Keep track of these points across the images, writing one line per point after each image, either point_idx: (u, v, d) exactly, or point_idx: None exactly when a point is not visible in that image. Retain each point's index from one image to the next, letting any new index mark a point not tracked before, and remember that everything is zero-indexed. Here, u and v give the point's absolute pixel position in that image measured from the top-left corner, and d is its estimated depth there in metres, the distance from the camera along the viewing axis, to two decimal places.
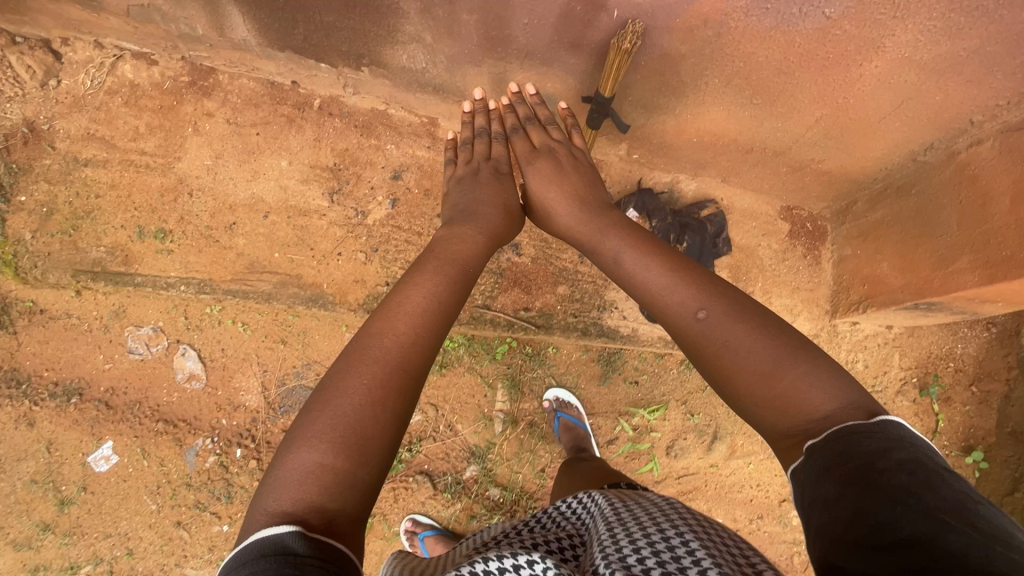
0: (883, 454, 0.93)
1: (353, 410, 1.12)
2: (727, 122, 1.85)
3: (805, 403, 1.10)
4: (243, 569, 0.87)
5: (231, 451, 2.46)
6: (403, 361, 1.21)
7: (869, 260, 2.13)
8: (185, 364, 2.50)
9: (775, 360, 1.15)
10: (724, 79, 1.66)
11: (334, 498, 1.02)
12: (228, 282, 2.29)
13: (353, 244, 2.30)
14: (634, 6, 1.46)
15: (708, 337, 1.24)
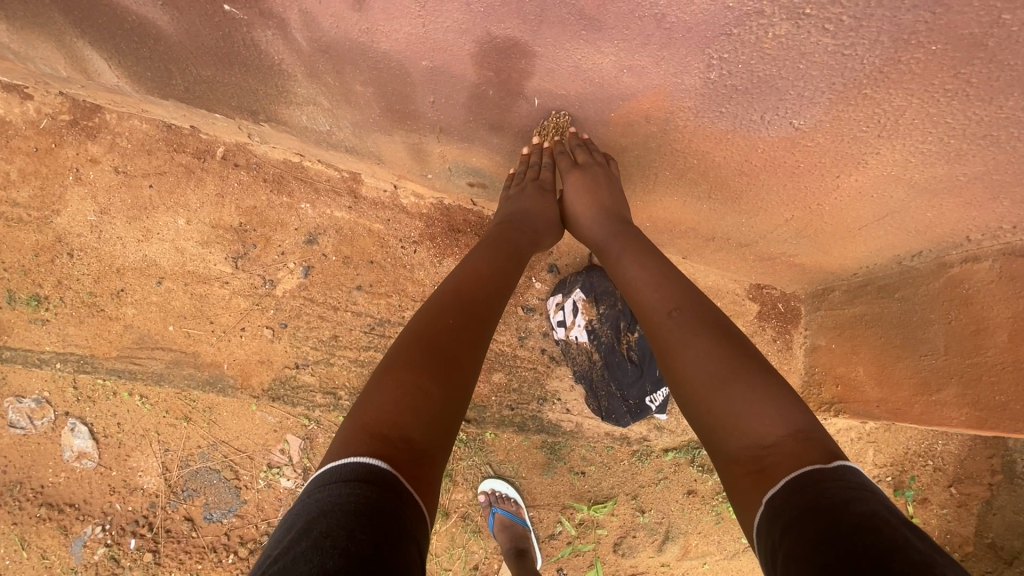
0: (842, 512, 0.69)
1: (438, 337, 1.06)
2: (683, 211, 1.55)
3: (751, 431, 0.88)
4: (342, 484, 0.80)
5: (124, 541, 2.20)
6: (481, 306, 1.16)
7: (843, 358, 1.87)
8: (74, 441, 2.18)
9: (729, 369, 0.95)
10: (677, 173, 1.36)
11: (419, 427, 0.91)
12: (112, 358, 2.03)
13: (259, 318, 2.01)
14: (557, 97, 1.16)
15: (668, 338, 1.05)
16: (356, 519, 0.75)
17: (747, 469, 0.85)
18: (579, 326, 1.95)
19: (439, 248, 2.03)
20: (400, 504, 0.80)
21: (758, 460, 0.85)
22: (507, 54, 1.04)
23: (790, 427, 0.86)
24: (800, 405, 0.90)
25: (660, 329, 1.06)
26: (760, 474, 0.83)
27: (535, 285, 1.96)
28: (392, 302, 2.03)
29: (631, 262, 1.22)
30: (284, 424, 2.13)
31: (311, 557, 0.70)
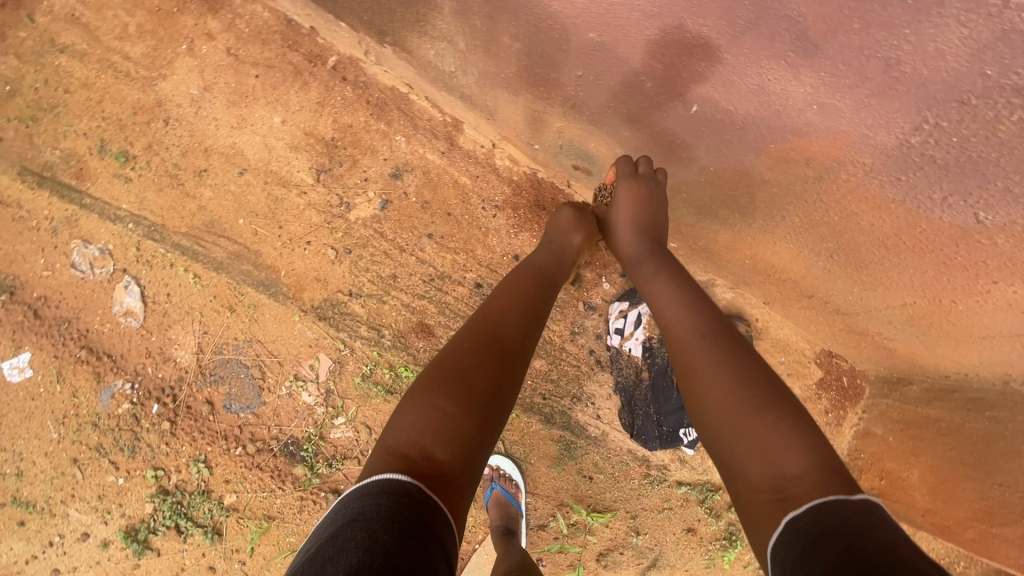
0: (864, 538, 0.70)
1: (464, 361, 1.13)
2: (793, 260, 1.45)
3: (774, 460, 0.87)
4: (366, 499, 0.89)
5: (147, 405, 2.26)
6: (506, 335, 1.22)
7: (897, 455, 1.77)
8: (125, 297, 2.27)
9: (755, 402, 0.94)
10: (805, 224, 1.30)
11: (442, 445, 0.99)
12: (180, 234, 2.04)
13: (326, 237, 2.00)
14: (717, 109, 1.15)
15: (702, 357, 1.05)
16: (381, 521, 0.83)
17: (767, 496, 0.85)
18: (636, 338, 1.89)
19: (520, 219, 1.96)
20: (417, 509, 0.87)
21: (781, 487, 0.84)
22: (689, 52, 1.09)
23: (817, 465, 0.84)
24: (826, 445, 0.89)
25: (693, 351, 1.08)
26: (783, 502, 0.82)
27: (603, 285, 1.95)
28: (457, 260, 1.98)
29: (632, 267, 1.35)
30: (321, 342, 2.20)
31: (339, 558, 0.78)
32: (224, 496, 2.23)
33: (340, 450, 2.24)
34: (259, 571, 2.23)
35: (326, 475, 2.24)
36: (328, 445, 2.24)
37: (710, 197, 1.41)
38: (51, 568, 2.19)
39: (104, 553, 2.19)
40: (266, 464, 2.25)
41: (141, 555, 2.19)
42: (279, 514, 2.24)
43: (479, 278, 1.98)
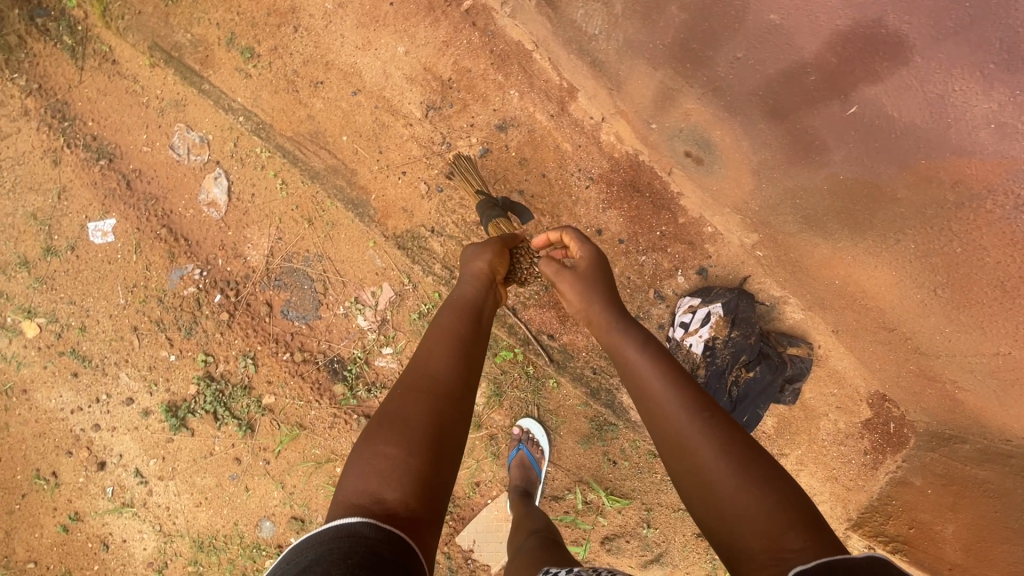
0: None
1: (396, 409, 1.03)
2: (891, 288, 1.78)
3: (772, 536, 0.84)
4: (312, 551, 0.85)
5: (210, 293, 2.34)
6: (441, 370, 1.09)
7: (933, 506, 1.81)
8: (213, 188, 2.36)
9: (741, 482, 0.91)
10: (919, 251, 1.74)
11: (391, 488, 0.93)
12: (285, 138, 2.12)
13: (421, 171, 2.06)
14: (875, 104, 1.72)
15: (687, 444, 0.97)
16: (333, 559, 0.82)
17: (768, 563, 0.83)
18: (700, 335, 1.88)
19: (612, 195, 1.97)
20: (369, 544, 0.85)
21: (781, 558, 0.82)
22: (887, 53, 1.69)
23: (815, 539, 0.83)
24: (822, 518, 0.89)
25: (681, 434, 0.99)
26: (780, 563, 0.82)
27: (677, 278, 1.96)
28: (541, 222, 2.01)
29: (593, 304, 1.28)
30: (387, 272, 2.26)
31: None
32: (264, 395, 2.31)
33: (381, 379, 2.31)
34: (279, 473, 2.29)
35: (363, 399, 2.30)
36: (371, 371, 2.31)
37: (830, 207, 1.79)
38: (92, 423, 2.28)
39: (144, 421, 2.28)
40: (308, 375, 2.31)
41: (177, 431, 2.28)
42: (310, 424, 2.30)
43: None
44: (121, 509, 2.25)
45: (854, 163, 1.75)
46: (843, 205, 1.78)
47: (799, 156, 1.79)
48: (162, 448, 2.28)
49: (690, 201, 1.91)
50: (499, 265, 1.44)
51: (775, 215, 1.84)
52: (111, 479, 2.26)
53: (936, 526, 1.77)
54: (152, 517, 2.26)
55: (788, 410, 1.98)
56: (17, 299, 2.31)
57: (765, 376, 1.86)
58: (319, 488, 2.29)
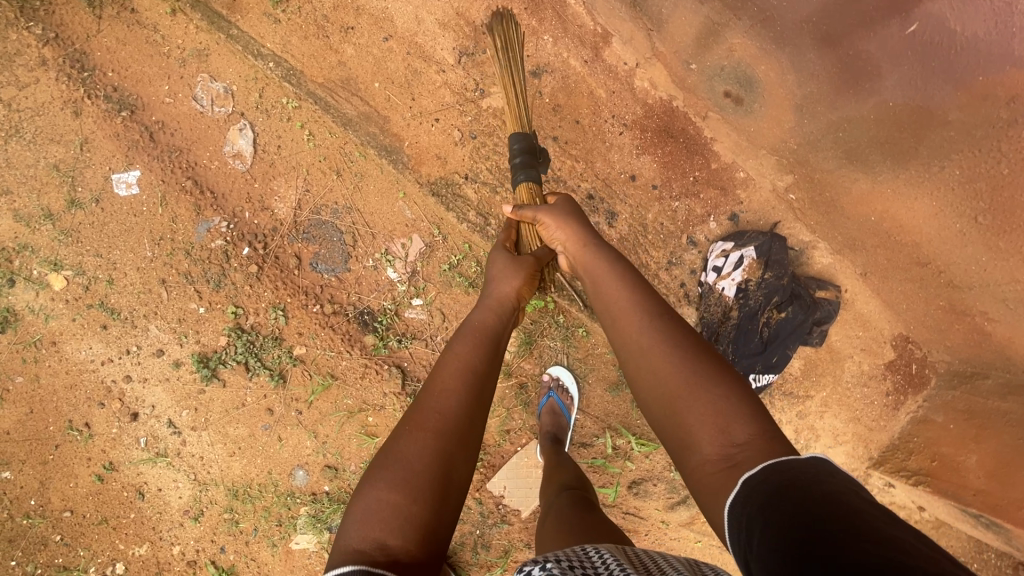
0: (812, 483, 0.80)
1: (400, 448, 1.08)
2: (928, 217, 1.79)
3: (723, 429, 0.98)
4: None
5: (239, 246, 2.33)
6: (450, 407, 1.13)
7: (956, 440, 1.87)
8: (238, 139, 2.34)
9: (698, 385, 1.04)
10: (964, 176, 1.70)
11: (395, 534, 0.98)
12: (316, 84, 2.19)
13: (454, 118, 2.17)
14: (934, 21, 1.60)
15: (654, 351, 1.12)
16: None
17: (717, 464, 0.96)
18: (733, 279, 1.97)
19: (646, 141, 2.00)
20: None
21: (728, 455, 0.95)
22: None
23: (758, 432, 0.97)
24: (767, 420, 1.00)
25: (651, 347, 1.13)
26: (731, 470, 0.93)
27: (710, 224, 2.03)
28: (575, 168, 1.98)
29: (567, 235, 1.43)
30: (417, 224, 2.26)
31: None
32: (294, 346, 2.33)
33: (412, 330, 2.33)
34: (312, 423, 2.32)
35: (394, 350, 2.33)
36: (401, 323, 2.33)
37: (876, 137, 1.78)
38: (123, 374, 2.29)
39: (175, 372, 2.30)
40: (338, 326, 2.33)
41: (208, 382, 2.29)
42: (342, 375, 2.33)
43: (592, 189, 2.00)
44: (156, 459, 2.27)
45: (907, 89, 1.69)
46: (887, 137, 1.77)
47: (849, 86, 1.77)
48: (194, 399, 2.29)
49: (725, 145, 1.98)
50: (526, 292, 1.48)
51: (815, 152, 1.89)
52: (144, 430, 2.28)
53: (959, 457, 1.85)
54: (186, 467, 2.28)
55: (815, 353, 2.04)
56: (43, 252, 2.24)
57: (797, 316, 1.93)
58: (352, 437, 2.33)
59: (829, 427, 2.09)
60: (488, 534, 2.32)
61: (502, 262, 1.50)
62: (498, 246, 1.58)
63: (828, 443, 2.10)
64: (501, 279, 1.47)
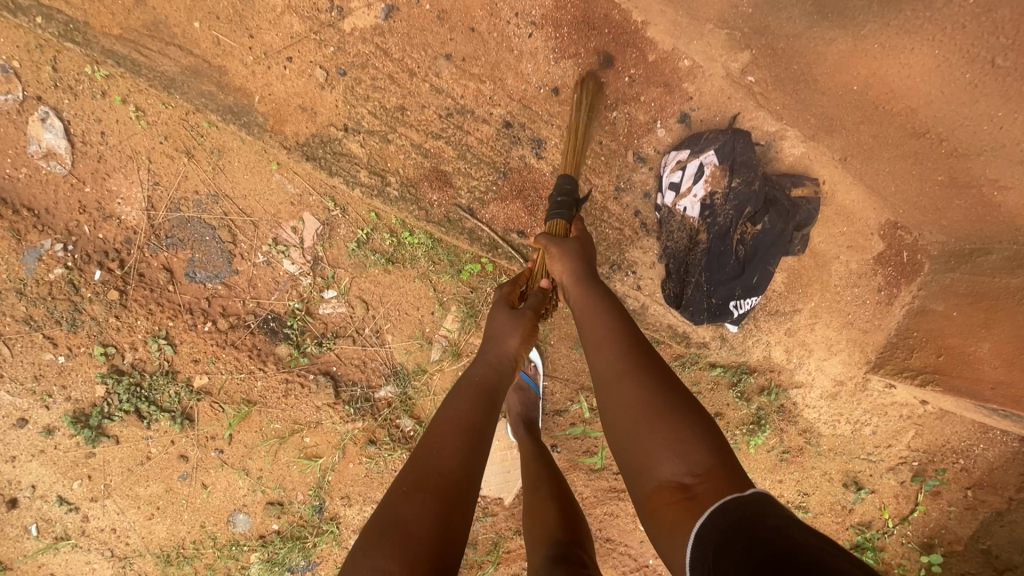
0: (758, 516, 0.76)
1: (394, 509, 0.95)
2: (925, 76, 1.42)
3: (684, 455, 0.90)
4: None
5: (88, 271, 1.81)
6: (448, 464, 1.02)
7: (962, 329, 1.67)
8: (42, 133, 1.75)
9: (661, 413, 0.95)
10: (981, 6, 1.28)
11: None
12: (113, 39, 1.62)
13: (313, 52, 1.65)
14: None
15: (621, 380, 1.02)
16: None
17: (675, 495, 0.88)
18: (694, 196, 1.67)
19: (562, 41, 1.65)
20: None
21: (685, 484, 0.88)
22: None
23: (715, 457, 0.89)
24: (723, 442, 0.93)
25: (618, 374, 1.03)
26: (689, 502, 0.86)
27: (657, 131, 1.72)
28: (482, 90, 1.69)
29: (562, 271, 1.25)
30: (305, 199, 1.82)
31: None
32: (193, 378, 1.89)
33: (332, 328, 1.92)
34: (239, 460, 1.94)
35: (316, 356, 1.93)
36: (317, 322, 1.91)
37: None
38: None
39: (50, 440, 1.84)
40: (241, 343, 1.90)
41: (96, 443, 1.86)
42: (261, 398, 1.93)
43: (509, 115, 1.71)
44: (57, 544, 1.88)
45: None
46: None
47: None
48: (84, 466, 1.87)
49: (658, 29, 1.64)
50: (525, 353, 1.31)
51: (777, 11, 1.50)
52: (32, 515, 1.86)
53: (970, 348, 1.64)
54: (98, 544, 1.91)
55: (798, 261, 1.80)
56: None
57: (775, 225, 1.66)
58: (291, 465, 1.96)
59: (823, 339, 1.87)
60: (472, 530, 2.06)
61: (504, 321, 1.28)
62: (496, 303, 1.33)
63: (822, 355, 1.89)
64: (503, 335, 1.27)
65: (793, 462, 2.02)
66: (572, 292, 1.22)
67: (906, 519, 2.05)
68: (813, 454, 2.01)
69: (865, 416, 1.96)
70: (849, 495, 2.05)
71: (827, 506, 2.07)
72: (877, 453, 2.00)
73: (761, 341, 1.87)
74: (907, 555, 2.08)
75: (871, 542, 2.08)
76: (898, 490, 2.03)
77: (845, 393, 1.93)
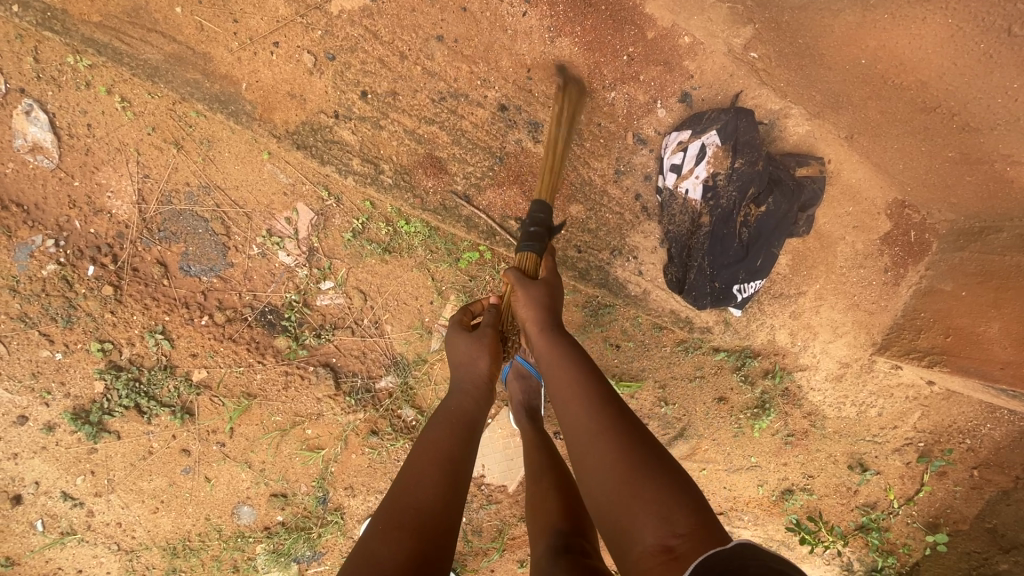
0: (742, 564, 0.71)
1: (370, 544, 0.92)
2: (937, 48, 1.37)
3: (664, 516, 0.87)
4: None
5: (81, 266, 1.79)
6: (425, 498, 1.02)
7: (971, 308, 1.63)
8: (28, 127, 1.71)
9: (638, 475, 0.93)
10: None
11: None
12: (92, 26, 1.58)
13: (300, 37, 1.61)
14: None
15: (595, 441, 1.01)
16: None
17: (658, 558, 0.84)
18: (696, 177, 1.62)
19: (558, 19, 1.59)
20: None
21: (669, 546, 0.84)
22: None
23: (697, 519, 0.87)
24: (704, 504, 0.91)
25: (592, 433, 1.03)
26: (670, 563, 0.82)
27: (657, 112, 1.67)
28: (476, 72, 1.64)
29: (529, 316, 1.27)
30: (298, 188, 1.78)
31: None
32: (192, 372, 1.88)
33: (331, 319, 1.90)
34: (241, 453, 1.94)
35: (314, 348, 1.91)
36: (315, 313, 1.89)
37: None
38: None
39: (51, 437, 1.84)
40: (239, 336, 1.88)
41: (97, 439, 1.85)
42: (261, 391, 1.92)
43: (504, 97, 1.66)
44: (63, 539, 1.89)
45: None
46: None
47: None
48: (86, 462, 1.87)
49: (656, 6, 1.58)
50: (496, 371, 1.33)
51: None
52: (37, 511, 1.87)
53: (979, 328, 1.60)
54: (105, 538, 1.92)
55: (803, 243, 1.76)
56: None
57: (780, 206, 1.61)
58: (293, 457, 1.96)
59: (828, 321, 1.84)
60: (476, 518, 2.07)
61: (465, 345, 1.31)
62: (457, 324, 1.35)
63: (827, 337, 1.86)
64: (472, 357, 1.29)
65: (798, 445, 2.00)
66: (541, 346, 1.23)
67: (911, 499, 2.03)
68: (817, 437, 1.99)
69: (870, 398, 1.95)
70: (854, 477, 2.04)
71: (831, 488, 2.06)
72: (883, 434, 1.98)
73: (765, 324, 1.84)
74: (913, 535, 2.07)
75: (876, 524, 2.08)
76: (904, 471, 2.01)
77: (851, 375, 1.90)
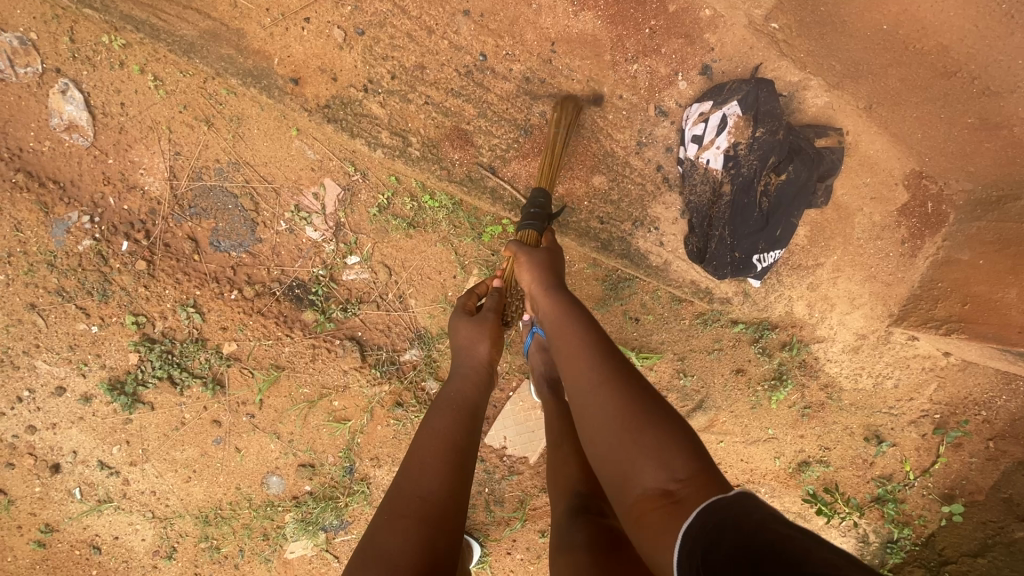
0: (745, 513, 0.74)
1: (380, 539, 0.99)
2: (959, 11, 1.47)
3: (665, 460, 0.87)
4: None
5: (115, 242, 1.84)
6: (429, 486, 1.07)
7: (987, 276, 1.67)
8: (64, 105, 1.76)
9: (639, 422, 0.94)
10: None
11: None
12: (130, 3, 1.65)
13: (330, 13, 1.65)
14: None
15: (596, 390, 1.02)
16: None
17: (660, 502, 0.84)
18: (717, 147, 1.66)
19: None
20: None
21: (670, 490, 0.85)
22: None
23: (698, 464, 0.87)
24: (705, 452, 0.90)
25: (592, 383, 1.03)
26: (674, 507, 0.82)
27: (679, 84, 1.70)
28: (501, 47, 1.68)
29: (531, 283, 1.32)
30: (325, 164, 1.83)
31: None
32: (222, 345, 1.93)
33: (356, 294, 1.95)
34: (270, 424, 1.99)
35: (341, 321, 1.95)
36: (341, 288, 1.94)
37: None
38: (25, 425, 1.89)
39: (88, 408, 1.90)
40: (268, 310, 1.93)
41: (132, 409, 1.91)
42: (289, 363, 1.97)
43: (528, 71, 1.70)
44: (101, 507, 1.96)
45: None
46: None
47: None
48: (122, 432, 1.93)
49: None
50: (495, 353, 1.39)
51: None
52: (74, 479, 1.93)
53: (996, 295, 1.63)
54: (139, 506, 1.98)
55: (822, 214, 1.79)
56: None
57: (801, 173, 1.64)
58: (321, 428, 2.01)
59: (846, 292, 1.87)
60: (498, 489, 2.11)
61: (466, 330, 1.37)
62: (460, 309, 1.44)
63: (845, 309, 1.89)
64: (472, 342, 1.36)
65: (816, 417, 2.03)
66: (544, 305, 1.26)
67: (927, 471, 2.05)
68: (834, 408, 2.02)
69: (886, 369, 1.97)
70: (870, 449, 2.06)
71: (848, 460, 2.09)
72: (899, 406, 2.01)
73: (783, 296, 1.87)
74: (929, 508, 2.09)
75: (892, 495, 2.10)
76: (921, 443, 2.04)
77: (868, 346, 1.93)
